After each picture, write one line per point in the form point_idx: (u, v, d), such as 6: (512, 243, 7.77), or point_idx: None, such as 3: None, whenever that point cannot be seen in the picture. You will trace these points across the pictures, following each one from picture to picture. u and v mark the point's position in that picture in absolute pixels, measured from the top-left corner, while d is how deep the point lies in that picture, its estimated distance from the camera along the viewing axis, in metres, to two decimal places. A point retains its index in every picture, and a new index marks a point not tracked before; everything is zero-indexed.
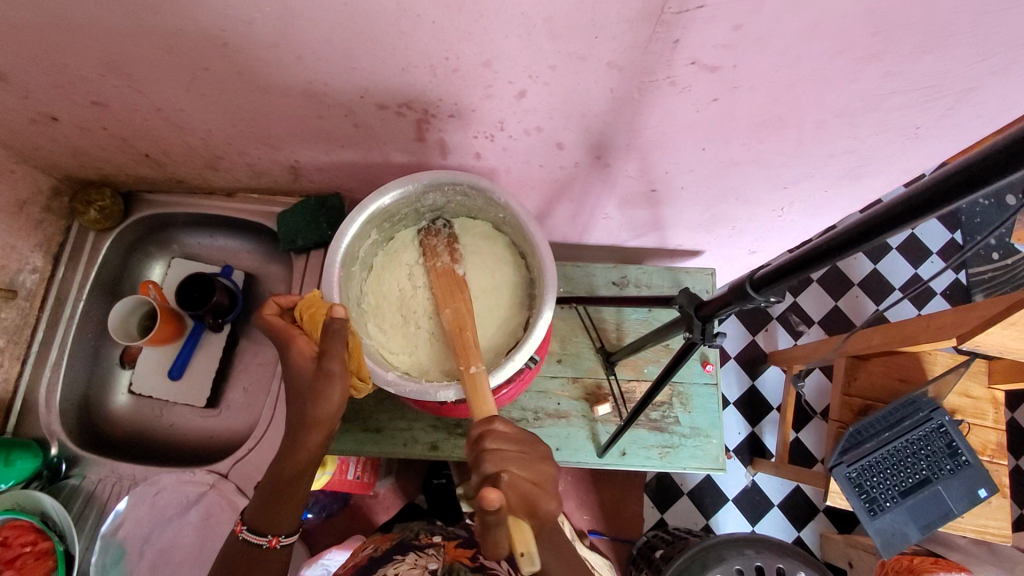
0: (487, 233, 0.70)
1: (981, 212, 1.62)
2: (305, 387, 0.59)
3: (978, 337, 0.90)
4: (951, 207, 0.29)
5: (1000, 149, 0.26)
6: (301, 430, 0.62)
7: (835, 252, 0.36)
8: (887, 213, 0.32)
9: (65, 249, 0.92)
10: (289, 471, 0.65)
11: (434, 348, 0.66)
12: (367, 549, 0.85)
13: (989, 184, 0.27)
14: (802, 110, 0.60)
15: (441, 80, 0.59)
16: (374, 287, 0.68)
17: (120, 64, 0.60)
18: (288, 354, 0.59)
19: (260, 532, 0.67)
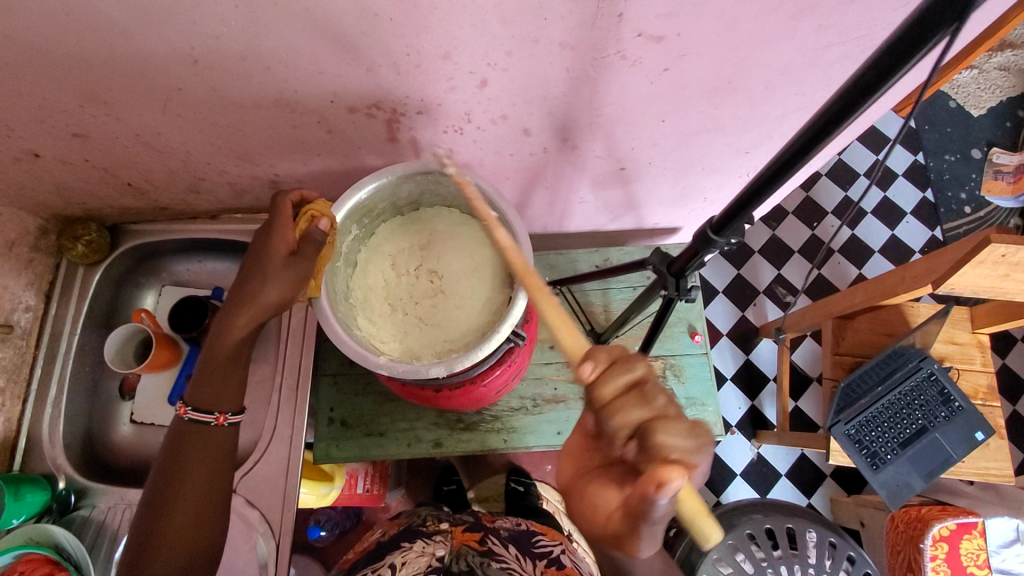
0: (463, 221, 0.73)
1: (948, 169, 1.66)
2: (270, 267, 0.63)
3: (950, 279, 0.93)
4: (853, 121, 0.33)
5: (876, 62, 0.30)
6: (246, 302, 0.64)
7: (778, 176, 0.39)
8: (811, 129, 0.34)
9: (56, 286, 0.94)
10: (225, 348, 0.67)
11: (423, 333, 0.69)
12: (378, 533, 0.92)
13: (884, 83, 0.30)
14: (749, 72, 0.63)
15: (406, 77, 0.61)
16: (362, 282, 0.72)
17: (97, 92, 0.63)
18: (269, 235, 0.64)
19: (207, 411, 0.68)
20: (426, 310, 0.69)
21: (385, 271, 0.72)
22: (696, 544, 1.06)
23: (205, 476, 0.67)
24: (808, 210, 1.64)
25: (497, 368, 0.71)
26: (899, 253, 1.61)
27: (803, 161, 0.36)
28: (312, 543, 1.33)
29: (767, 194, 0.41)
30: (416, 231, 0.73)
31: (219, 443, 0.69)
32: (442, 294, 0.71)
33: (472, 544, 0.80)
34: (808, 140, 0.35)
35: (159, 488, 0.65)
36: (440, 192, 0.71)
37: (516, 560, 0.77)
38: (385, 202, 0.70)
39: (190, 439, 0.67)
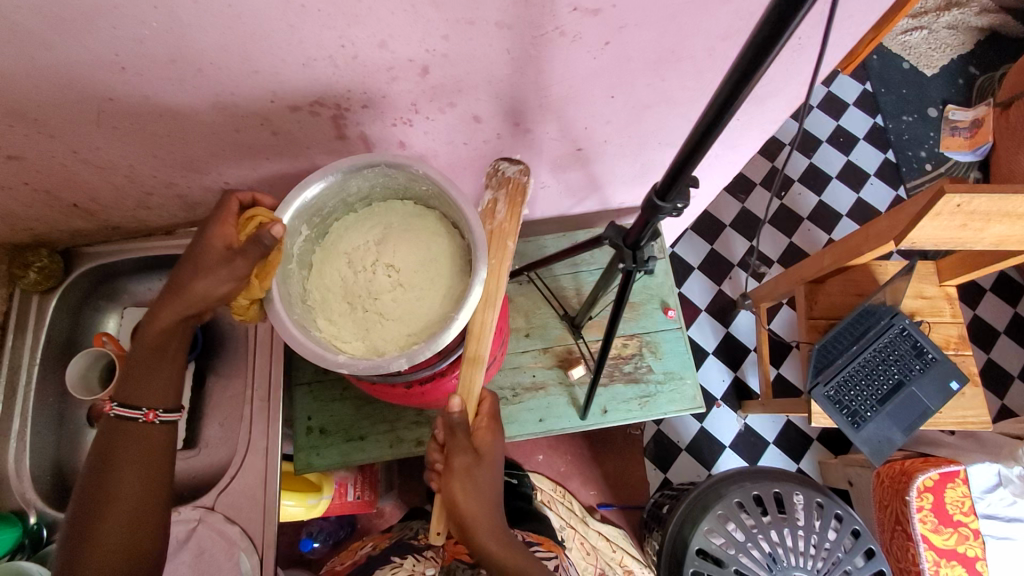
0: (417, 211, 0.72)
1: (907, 129, 1.69)
2: (208, 262, 0.61)
3: (911, 234, 0.94)
4: (765, 70, 0.33)
5: (775, 8, 0.29)
6: (177, 294, 0.63)
7: (715, 122, 0.37)
8: (739, 67, 0.33)
9: (10, 317, 0.91)
10: (153, 337, 0.66)
11: (386, 326, 0.67)
12: (367, 548, 0.90)
13: (788, 29, 0.30)
14: (690, 40, 0.63)
15: (344, 70, 0.60)
16: (316, 284, 0.70)
17: (25, 110, 0.61)
18: (209, 232, 0.63)
19: (135, 407, 0.67)
20: (387, 303, 0.68)
21: (341, 269, 0.70)
22: (687, 519, 1.06)
23: (142, 479, 0.67)
24: (774, 180, 1.65)
25: (466, 359, 0.70)
26: (866, 214, 1.63)
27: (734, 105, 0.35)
28: (306, 557, 1.31)
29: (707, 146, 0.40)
30: (370, 225, 0.71)
31: (152, 443, 0.68)
32: (402, 284, 0.69)
33: (462, 559, 0.78)
34: (739, 79, 0.34)
35: (86, 486, 0.65)
36: (391, 184, 0.70)
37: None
38: (334, 199, 0.69)
39: (122, 435, 0.67)
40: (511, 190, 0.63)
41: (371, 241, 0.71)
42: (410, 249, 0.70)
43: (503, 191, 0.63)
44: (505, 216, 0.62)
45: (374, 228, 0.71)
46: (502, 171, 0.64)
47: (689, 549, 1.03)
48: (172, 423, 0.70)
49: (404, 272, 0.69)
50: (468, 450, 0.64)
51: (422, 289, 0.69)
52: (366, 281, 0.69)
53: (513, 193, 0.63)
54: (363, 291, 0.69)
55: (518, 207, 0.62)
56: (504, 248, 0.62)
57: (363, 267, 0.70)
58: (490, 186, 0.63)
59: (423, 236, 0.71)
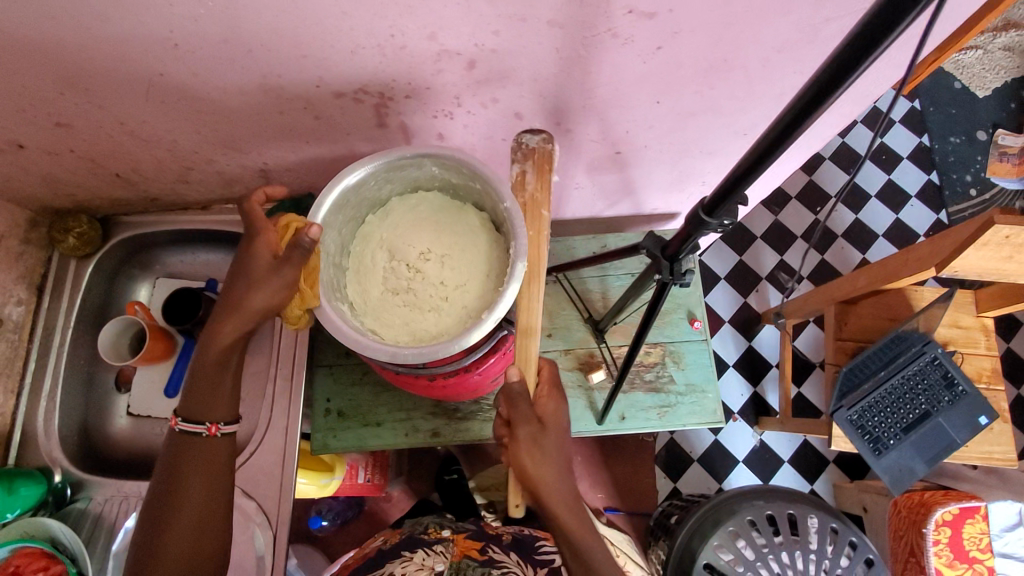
0: (383, 212, 0.73)
1: (953, 150, 1.63)
2: (255, 274, 0.63)
3: (955, 262, 0.91)
4: (841, 94, 0.32)
5: (863, 28, 0.28)
6: (233, 312, 0.65)
7: (797, 122, 0.34)
8: (835, 61, 0.30)
9: (48, 279, 0.93)
10: (220, 352, 0.67)
11: (466, 290, 0.69)
12: (378, 541, 0.91)
13: (874, 53, 0.29)
14: (744, 50, 0.61)
15: (391, 59, 0.60)
16: (382, 318, 0.68)
17: (77, 80, 0.62)
18: (250, 243, 0.64)
19: (198, 421, 0.69)
20: (450, 277, 0.70)
21: (387, 295, 0.70)
22: (697, 531, 1.06)
23: (201, 488, 0.68)
24: (810, 195, 1.62)
25: (491, 357, 0.70)
26: (904, 235, 1.58)
27: (825, 100, 0.32)
28: (313, 533, 1.34)
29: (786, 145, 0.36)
30: (368, 259, 0.71)
31: (211, 455, 0.69)
32: (443, 257, 0.71)
33: (472, 555, 0.80)
34: (836, 68, 0.30)
35: (158, 495, 0.67)
36: (349, 218, 0.69)
37: (517, 568, 0.78)
38: (331, 252, 0.67)
39: (185, 450, 0.68)
40: (538, 160, 0.62)
41: (386, 254, 0.72)
42: (423, 229, 0.72)
43: (530, 163, 0.62)
44: (534, 181, 0.62)
45: (378, 242, 0.72)
46: (525, 143, 0.62)
47: (696, 562, 1.02)
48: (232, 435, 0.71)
49: (435, 248, 0.71)
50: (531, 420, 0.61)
51: (459, 242, 0.71)
52: (419, 278, 0.70)
53: (541, 161, 0.62)
54: (422, 288, 0.70)
55: (549, 173, 0.62)
56: (540, 217, 0.62)
57: (400, 280, 0.70)
58: (516, 160, 0.62)
59: (419, 213, 0.72)
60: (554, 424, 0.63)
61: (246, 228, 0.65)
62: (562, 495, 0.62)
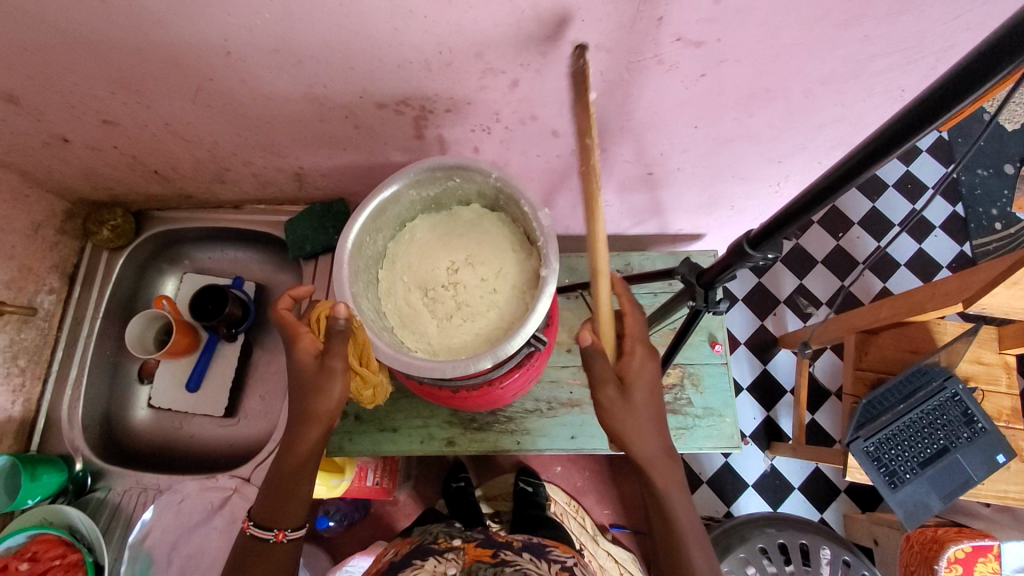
0: (391, 257, 0.73)
1: (980, 183, 1.62)
2: (310, 378, 0.62)
3: (984, 299, 0.90)
4: (912, 142, 0.33)
5: (949, 81, 0.29)
6: (308, 422, 0.63)
7: (905, 135, 0.32)
8: (915, 109, 0.31)
9: (80, 270, 0.95)
10: (296, 460, 0.65)
11: (506, 272, 0.71)
12: (389, 554, 0.90)
13: (953, 107, 0.30)
14: (788, 81, 0.61)
15: (436, 75, 0.60)
16: (458, 342, 0.68)
17: (129, 80, 0.63)
18: (292, 349, 0.63)
19: (268, 526, 0.67)
20: (485, 269, 0.71)
21: (444, 321, 0.70)
22: None
23: None
24: (832, 221, 1.61)
25: (516, 373, 0.70)
26: (926, 266, 1.57)
27: (939, 118, 0.30)
28: (320, 533, 1.35)
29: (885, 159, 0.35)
30: (405, 303, 0.71)
31: (276, 560, 0.66)
32: (468, 260, 0.72)
33: (484, 560, 0.79)
34: (961, 81, 0.29)
35: None
36: (368, 275, 0.69)
37: (531, 565, 0.79)
38: (375, 317, 0.66)
39: (255, 557, 0.66)
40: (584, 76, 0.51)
41: (419, 291, 0.72)
42: (434, 252, 0.73)
43: (576, 86, 0.51)
44: (582, 109, 0.49)
45: (406, 287, 0.72)
46: (578, 59, 0.53)
47: None
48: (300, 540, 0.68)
49: (457, 257, 0.72)
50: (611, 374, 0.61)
51: (471, 239, 0.73)
52: (463, 285, 0.71)
53: (588, 76, 0.51)
54: (470, 296, 0.70)
55: (591, 95, 0.50)
56: (587, 148, 0.49)
57: (447, 302, 0.70)
58: (571, 81, 0.53)
59: (421, 241, 0.73)
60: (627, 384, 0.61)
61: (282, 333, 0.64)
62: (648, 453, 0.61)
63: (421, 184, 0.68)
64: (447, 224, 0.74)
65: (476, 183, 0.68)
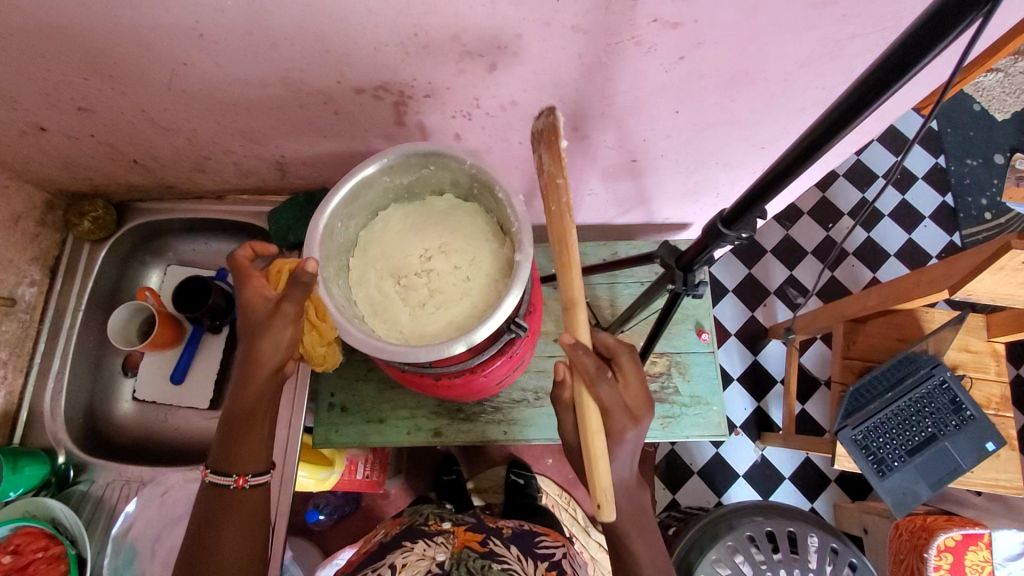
0: (360, 244, 0.72)
1: (969, 173, 1.62)
2: (257, 321, 0.63)
3: (968, 285, 0.91)
4: (868, 114, 0.33)
5: (897, 49, 0.30)
6: (252, 362, 0.64)
7: (887, 84, 0.31)
8: (868, 79, 0.32)
9: (62, 262, 0.94)
10: (243, 404, 0.66)
11: (481, 259, 0.70)
12: (379, 536, 0.90)
13: (902, 77, 0.30)
14: (768, 63, 0.61)
15: (413, 58, 0.60)
16: (431, 329, 0.68)
17: (103, 65, 0.62)
18: (242, 290, 0.65)
19: (225, 472, 0.66)
20: (458, 257, 0.71)
21: (417, 308, 0.69)
22: (696, 544, 1.05)
23: (239, 540, 0.65)
24: (822, 211, 1.61)
25: (498, 360, 0.70)
26: (916, 256, 1.57)
27: (892, 87, 0.31)
28: (310, 526, 1.34)
29: (869, 112, 0.33)
30: (376, 290, 0.70)
31: (248, 504, 0.67)
32: (442, 248, 0.72)
33: (473, 547, 0.79)
34: (931, 30, 0.28)
35: (191, 557, 0.64)
36: (337, 264, 0.68)
37: (517, 563, 0.77)
38: (346, 304, 0.65)
39: (223, 504, 0.66)
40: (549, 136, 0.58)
41: (392, 279, 0.71)
42: (407, 240, 0.72)
43: (544, 147, 0.58)
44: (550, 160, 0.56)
45: (378, 274, 0.71)
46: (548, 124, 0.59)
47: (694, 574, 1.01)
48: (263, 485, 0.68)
49: (429, 245, 0.72)
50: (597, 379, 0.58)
51: (444, 227, 0.72)
52: (434, 273, 0.71)
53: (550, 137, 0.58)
54: (444, 283, 0.70)
55: (562, 150, 0.56)
56: (558, 186, 0.54)
57: (420, 290, 0.70)
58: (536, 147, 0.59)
59: (395, 228, 0.73)
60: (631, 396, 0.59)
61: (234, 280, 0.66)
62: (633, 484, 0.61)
63: (394, 171, 0.67)
64: (417, 213, 0.73)
65: (451, 171, 0.67)
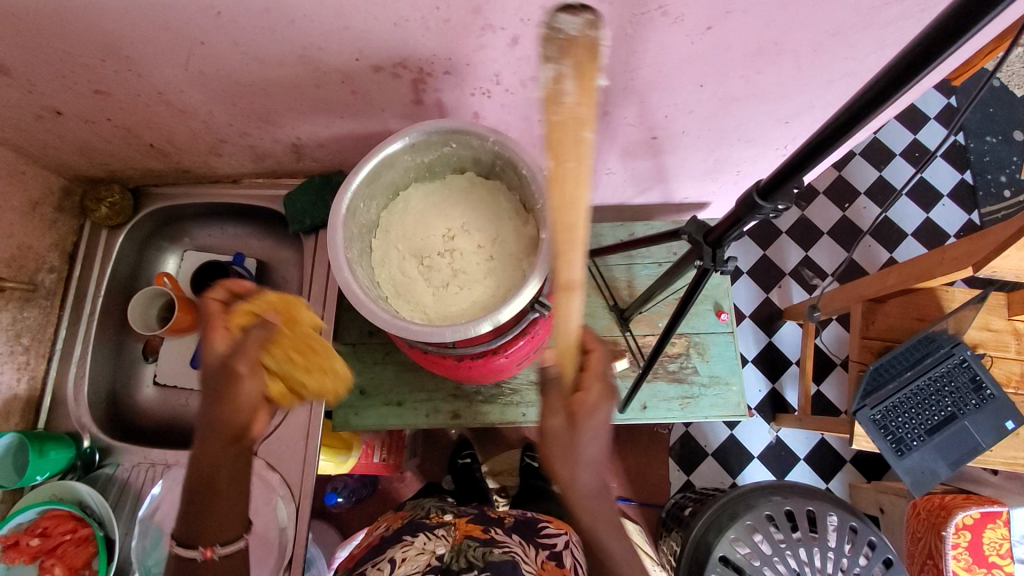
0: (383, 224, 0.72)
1: (989, 150, 1.59)
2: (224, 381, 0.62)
3: (995, 262, 0.89)
4: (918, 82, 0.32)
5: (951, 15, 0.29)
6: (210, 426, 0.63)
7: (959, 33, 0.29)
8: (919, 46, 0.30)
9: (79, 248, 0.94)
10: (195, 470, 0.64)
11: (503, 239, 0.70)
12: (381, 527, 0.92)
13: (954, 43, 0.29)
14: (796, 33, 0.59)
15: (434, 34, 0.59)
16: (454, 309, 0.67)
17: (120, 46, 0.62)
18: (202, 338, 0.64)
19: (192, 544, 0.64)
20: (481, 237, 0.70)
21: (440, 289, 0.69)
22: (714, 523, 1.05)
23: None
24: (839, 191, 1.59)
25: (520, 340, 0.70)
26: (933, 235, 1.55)
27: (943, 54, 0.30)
28: (328, 509, 1.36)
29: (939, 63, 0.31)
30: (399, 272, 0.70)
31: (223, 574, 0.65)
32: (464, 228, 0.71)
33: (475, 535, 0.81)
34: None
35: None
36: (360, 244, 0.68)
37: (518, 548, 0.79)
38: (370, 285, 0.65)
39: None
40: (580, 55, 0.43)
41: (415, 259, 0.71)
42: (429, 219, 0.72)
43: (570, 63, 0.43)
44: (575, 92, 0.44)
45: (401, 255, 0.71)
46: (562, 29, 0.43)
47: (712, 554, 1.02)
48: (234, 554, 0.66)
49: (451, 225, 0.72)
50: (563, 412, 0.60)
51: (467, 207, 0.72)
52: (457, 253, 0.70)
53: (585, 56, 0.43)
54: (467, 263, 0.70)
55: (596, 79, 0.44)
56: (582, 141, 0.46)
57: (444, 270, 0.70)
58: (548, 57, 0.44)
59: (417, 209, 0.72)
60: (595, 422, 0.60)
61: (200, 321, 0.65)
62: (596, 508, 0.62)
63: (417, 150, 0.66)
64: (439, 193, 0.73)
65: (473, 150, 0.66)
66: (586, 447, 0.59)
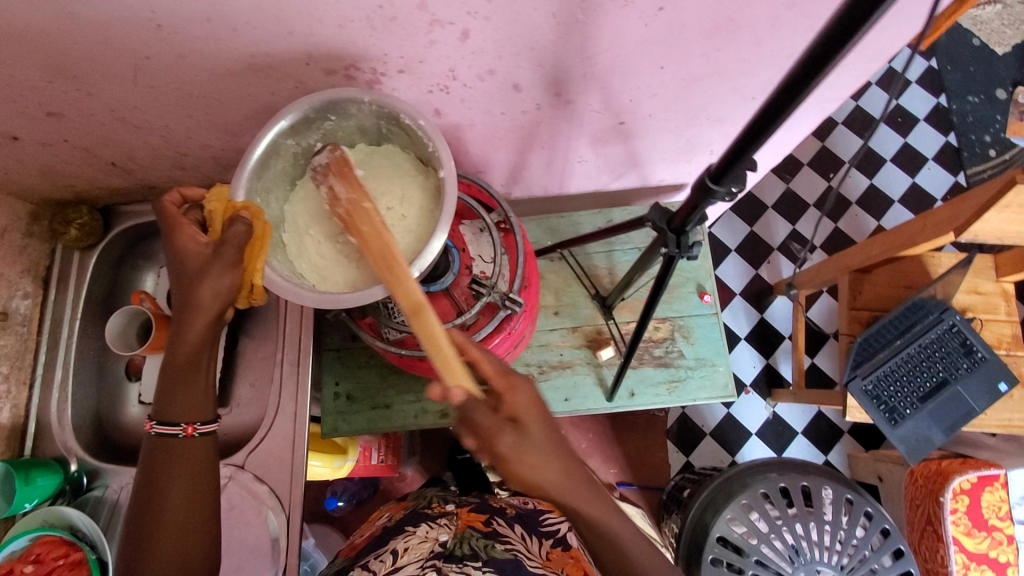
0: (286, 218, 0.65)
1: (972, 110, 1.57)
2: (194, 268, 0.61)
3: (974, 226, 0.88)
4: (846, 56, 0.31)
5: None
6: (188, 307, 0.62)
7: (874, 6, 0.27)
8: (840, 20, 0.29)
9: (53, 271, 0.94)
10: (185, 351, 0.64)
11: (410, 193, 0.63)
12: (383, 518, 0.92)
13: (875, 16, 0.28)
14: (752, 8, 0.58)
15: (381, 32, 0.57)
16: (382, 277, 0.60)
17: (65, 67, 0.61)
18: (174, 233, 0.62)
19: (174, 423, 0.65)
20: (388, 198, 0.63)
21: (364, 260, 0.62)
22: (710, 504, 1.06)
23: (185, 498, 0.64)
24: (822, 161, 1.57)
25: (495, 338, 0.70)
26: (920, 200, 1.53)
27: (866, 25, 0.28)
28: (330, 513, 1.36)
29: (863, 36, 0.30)
30: (318, 256, 0.63)
31: (191, 458, 0.65)
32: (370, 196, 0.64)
33: (476, 526, 0.79)
34: None
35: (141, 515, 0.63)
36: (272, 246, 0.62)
37: (522, 541, 0.77)
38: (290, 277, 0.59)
39: (166, 454, 0.64)
40: (337, 168, 0.60)
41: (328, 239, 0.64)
42: None
43: (332, 175, 0.60)
44: (344, 188, 0.59)
45: (313, 239, 0.64)
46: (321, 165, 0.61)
47: (710, 534, 1.02)
48: (211, 433, 0.67)
49: None
50: (503, 423, 0.60)
51: (366, 174, 0.65)
52: None
53: (342, 167, 0.60)
54: None
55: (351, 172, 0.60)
56: (367, 210, 0.57)
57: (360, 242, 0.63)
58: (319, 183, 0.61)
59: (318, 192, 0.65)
60: (537, 418, 0.61)
61: (162, 229, 0.63)
62: (546, 478, 0.62)
63: (299, 133, 0.61)
64: None
65: (354, 118, 0.62)
66: (537, 442, 0.61)
